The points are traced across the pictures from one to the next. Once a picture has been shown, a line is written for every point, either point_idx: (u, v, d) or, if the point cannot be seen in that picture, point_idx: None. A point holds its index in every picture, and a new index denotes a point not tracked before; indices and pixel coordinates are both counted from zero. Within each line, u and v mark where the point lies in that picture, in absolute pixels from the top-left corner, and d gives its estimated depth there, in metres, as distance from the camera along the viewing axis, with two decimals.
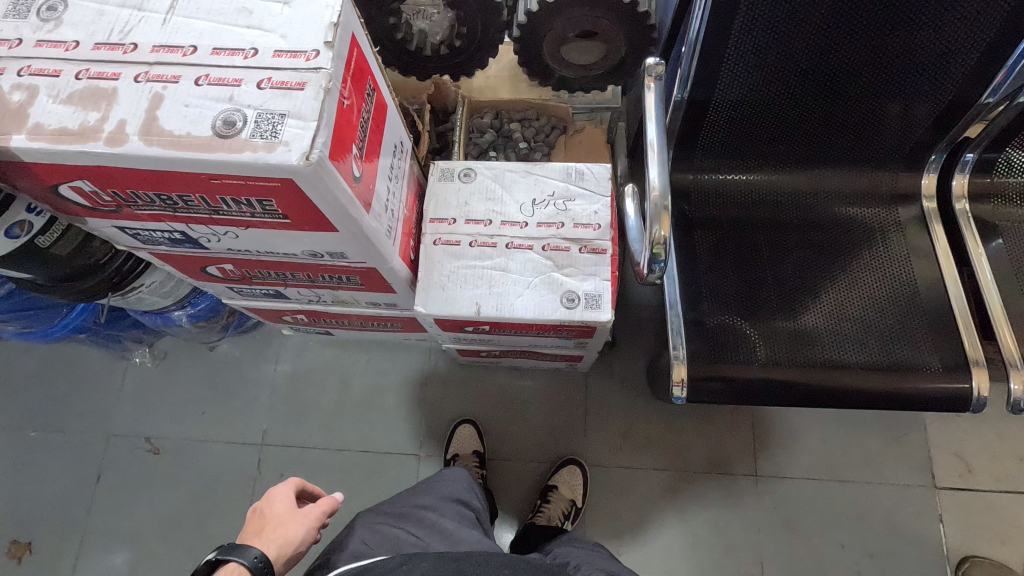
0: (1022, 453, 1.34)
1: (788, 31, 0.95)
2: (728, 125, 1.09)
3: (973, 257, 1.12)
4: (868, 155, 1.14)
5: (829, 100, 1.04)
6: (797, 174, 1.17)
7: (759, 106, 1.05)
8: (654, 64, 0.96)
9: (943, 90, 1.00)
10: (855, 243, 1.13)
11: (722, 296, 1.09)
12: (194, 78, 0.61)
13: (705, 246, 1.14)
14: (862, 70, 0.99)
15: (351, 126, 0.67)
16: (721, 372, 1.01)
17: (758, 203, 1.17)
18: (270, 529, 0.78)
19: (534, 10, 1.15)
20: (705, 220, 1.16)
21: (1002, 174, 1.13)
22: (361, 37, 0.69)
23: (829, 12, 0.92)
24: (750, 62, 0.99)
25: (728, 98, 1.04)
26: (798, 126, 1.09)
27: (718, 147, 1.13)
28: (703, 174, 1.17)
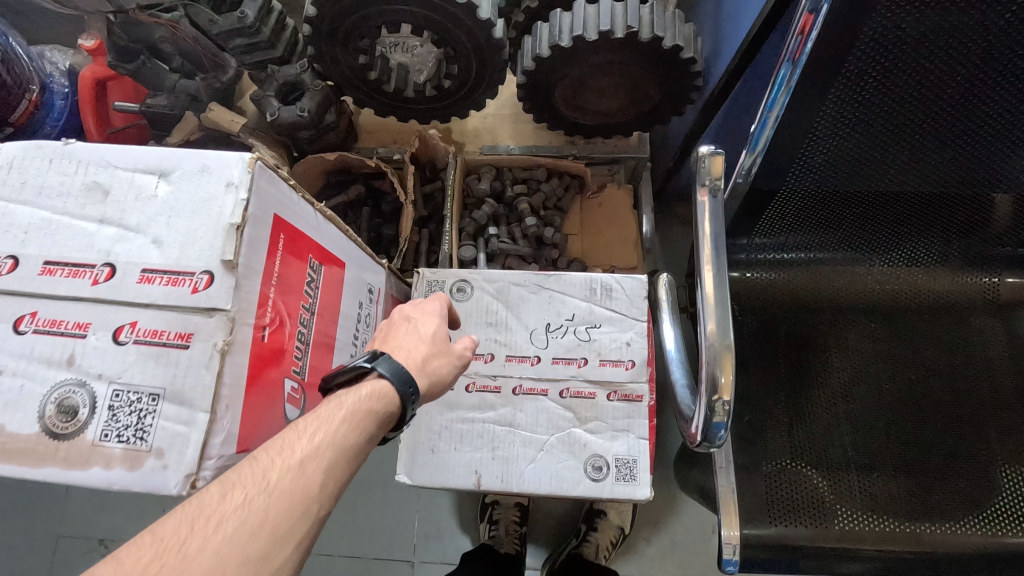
0: None
1: (918, 73, 0.65)
2: (804, 198, 0.81)
3: None
4: (978, 242, 0.85)
5: (954, 171, 0.75)
6: (879, 259, 0.89)
7: (850, 178, 0.77)
8: (711, 156, 0.70)
9: None
10: (959, 349, 0.85)
11: (782, 419, 0.82)
12: (12, 317, 0.38)
13: (758, 351, 0.87)
14: (998, 140, 0.70)
15: (278, 351, 0.44)
16: (780, 535, 0.73)
17: (826, 293, 0.90)
18: (428, 350, 0.56)
19: (545, 57, 0.89)
20: (756, 313, 0.90)
21: None
22: (289, 201, 0.44)
23: (992, 49, 0.62)
24: (855, 121, 0.70)
25: (813, 167, 0.75)
26: (887, 203, 0.81)
27: (783, 221, 0.85)
28: (757, 253, 0.90)
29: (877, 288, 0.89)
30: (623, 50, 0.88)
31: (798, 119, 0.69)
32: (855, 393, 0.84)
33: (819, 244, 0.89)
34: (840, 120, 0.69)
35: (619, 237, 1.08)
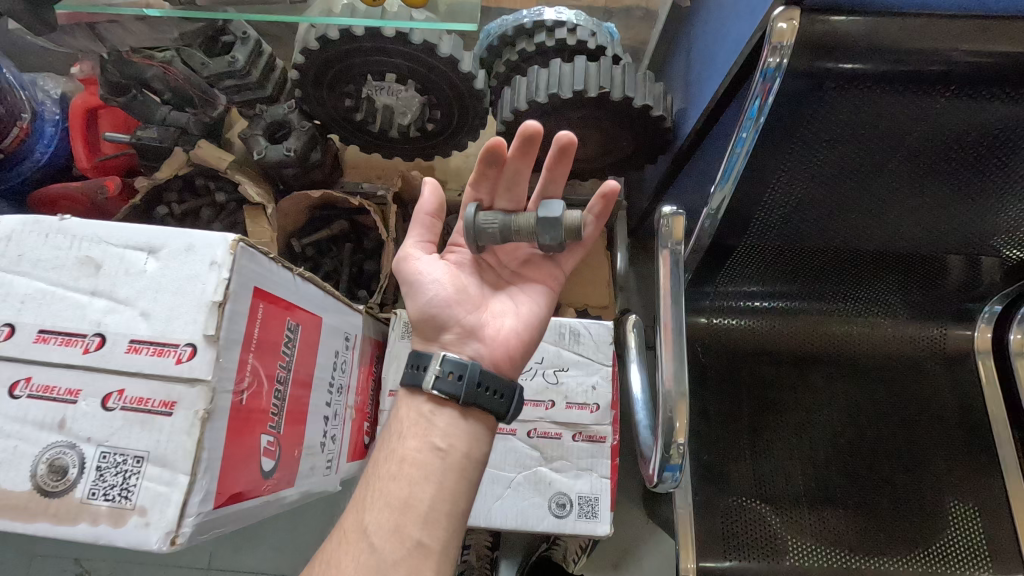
0: None
1: (865, 141, 0.72)
2: (842, 210, 0.82)
3: None
4: (914, 288, 0.96)
5: (890, 228, 0.84)
6: (820, 313, 1.00)
7: (900, 185, 0.78)
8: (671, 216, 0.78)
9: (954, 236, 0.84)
10: (891, 381, 0.99)
11: (755, 483, 0.93)
12: (9, 383, 0.41)
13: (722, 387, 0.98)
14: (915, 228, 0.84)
15: (251, 424, 0.46)
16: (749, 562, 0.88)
17: (768, 344, 1.00)
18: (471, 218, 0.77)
19: (521, 110, 0.93)
20: (743, 336, 1.00)
21: None
22: (268, 273, 0.48)
23: (924, 140, 0.72)
24: (814, 173, 0.77)
25: (833, 173, 0.77)
26: (826, 268, 0.94)
27: (795, 248, 0.89)
28: (717, 307, 1.00)
29: (910, 330, 0.99)
30: (596, 109, 0.93)
31: (764, 156, 0.75)
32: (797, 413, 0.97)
33: (773, 303, 1.00)
34: (879, 128, 0.71)
35: (593, 278, 1.12)
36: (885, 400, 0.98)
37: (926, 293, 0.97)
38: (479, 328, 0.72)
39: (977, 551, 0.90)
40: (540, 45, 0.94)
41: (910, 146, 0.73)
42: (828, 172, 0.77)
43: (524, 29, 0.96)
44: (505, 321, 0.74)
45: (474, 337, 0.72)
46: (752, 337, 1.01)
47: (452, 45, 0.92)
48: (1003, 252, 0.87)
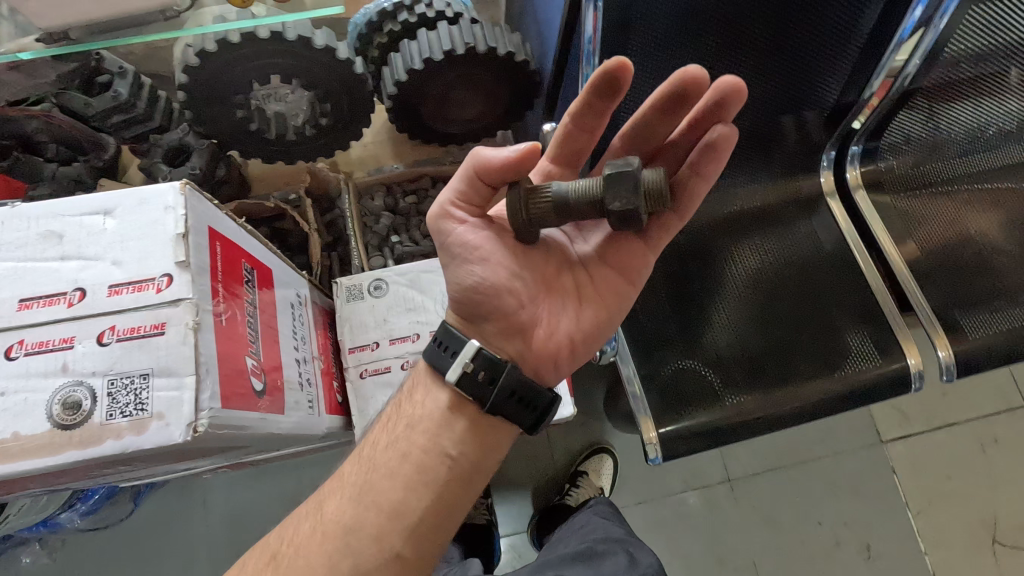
0: (942, 388, 1.48)
1: (687, 34, 0.89)
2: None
3: (881, 241, 1.19)
4: (765, 153, 1.15)
5: None
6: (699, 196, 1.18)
7: (725, 65, 0.95)
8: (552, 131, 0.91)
9: (781, 97, 1.03)
10: (769, 238, 1.18)
11: (687, 351, 1.08)
12: (6, 348, 0.50)
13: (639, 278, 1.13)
14: (748, 98, 1.02)
15: (239, 340, 0.56)
16: (696, 415, 1.01)
17: None
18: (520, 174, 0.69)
19: (403, 81, 1.03)
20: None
21: (887, 156, 1.22)
22: (222, 220, 0.59)
23: (731, 20, 0.89)
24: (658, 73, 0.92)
25: (673, 68, 0.92)
26: None
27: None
28: None
29: (770, 196, 1.19)
30: (469, 66, 1.04)
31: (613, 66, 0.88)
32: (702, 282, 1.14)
33: None
34: (695, 20, 0.86)
35: None
36: (768, 254, 1.17)
37: (774, 158, 1.16)
38: (529, 334, 0.76)
39: (870, 354, 1.07)
40: (404, 23, 1.05)
41: (721, 28, 0.89)
42: (671, 67, 0.92)
43: (387, 13, 1.06)
44: (560, 327, 0.78)
45: (516, 335, 0.75)
46: None
47: (325, 37, 1.00)
48: (820, 101, 1.06)
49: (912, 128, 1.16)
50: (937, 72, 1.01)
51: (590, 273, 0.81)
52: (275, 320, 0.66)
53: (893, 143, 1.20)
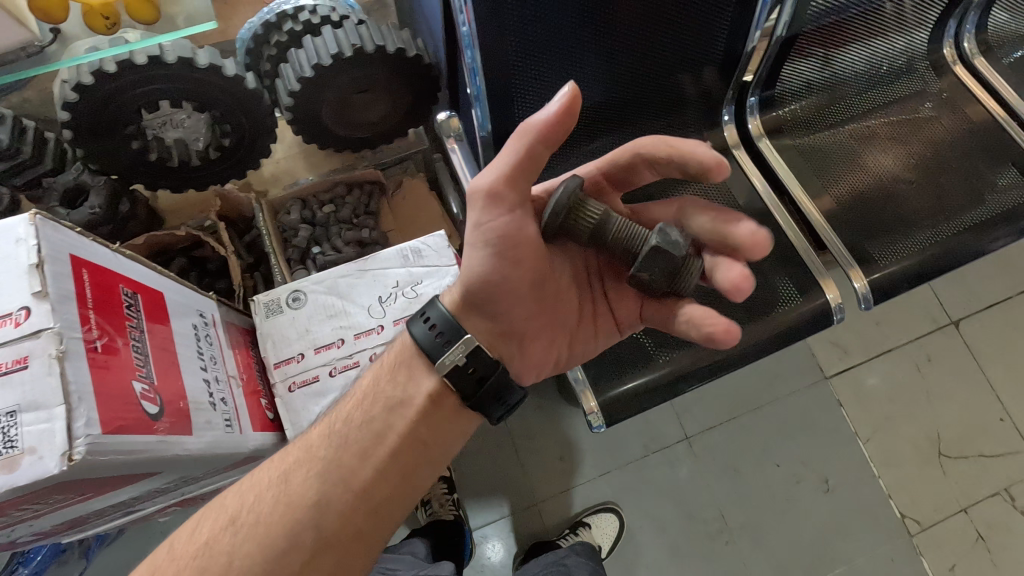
0: (875, 318, 1.55)
1: (568, 13, 0.89)
2: (585, 70, 1.00)
3: (788, 182, 1.23)
4: (669, 115, 1.18)
5: (621, 71, 1.03)
6: None
7: (613, 35, 0.96)
8: (447, 120, 0.92)
9: (671, 58, 1.06)
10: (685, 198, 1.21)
11: None
12: None
13: None
14: (641, 64, 1.04)
15: (115, 363, 0.59)
16: (634, 377, 1.04)
17: None
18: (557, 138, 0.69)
19: (297, 91, 1.02)
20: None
21: (784, 102, 1.27)
22: (90, 250, 0.62)
23: None
24: (546, 54, 0.93)
25: (563, 45, 0.93)
26: (597, 126, 1.13)
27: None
28: None
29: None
30: (362, 67, 1.04)
31: (498, 53, 0.89)
32: None
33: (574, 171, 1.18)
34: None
35: (432, 219, 1.23)
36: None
37: (678, 119, 1.20)
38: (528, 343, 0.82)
39: (790, 294, 1.11)
40: (290, 32, 1.04)
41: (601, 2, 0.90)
42: (562, 44, 0.93)
43: (271, 24, 1.05)
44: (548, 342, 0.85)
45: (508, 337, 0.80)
46: None
47: (209, 56, 0.99)
48: (710, 58, 1.09)
49: (805, 73, 1.23)
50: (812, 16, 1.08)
51: (592, 302, 0.89)
52: (172, 344, 0.68)
53: (790, 91, 1.26)
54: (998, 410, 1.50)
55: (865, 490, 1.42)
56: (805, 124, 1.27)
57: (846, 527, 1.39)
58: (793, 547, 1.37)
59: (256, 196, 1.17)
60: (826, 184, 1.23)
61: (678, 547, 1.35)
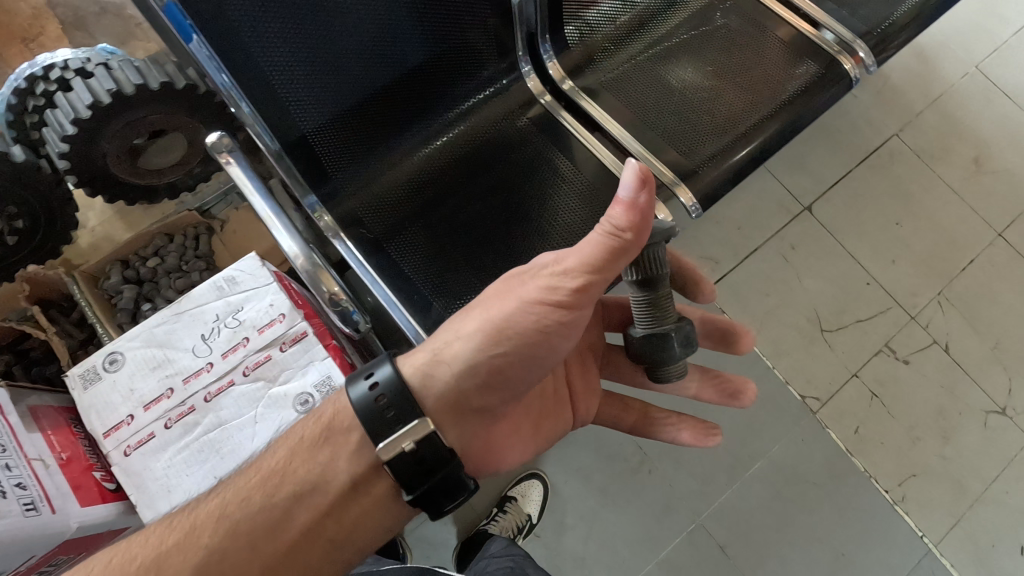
0: (736, 223, 1.62)
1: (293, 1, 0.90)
2: (351, 57, 1.01)
3: (599, 118, 1.26)
4: (465, 84, 1.20)
5: (390, 50, 1.04)
6: (428, 145, 1.21)
7: (359, 18, 0.98)
8: (219, 140, 0.86)
9: (437, 27, 1.06)
10: (505, 159, 1.24)
11: (467, 289, 1.13)
12: None
13: (401, 242, 1.16)
14: (409, 40, 1.04)
15: None
16: None
17: (412, 193, 1.19)
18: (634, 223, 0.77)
19: (67, 151, 0.98)
20: (382, 198, 1.17)
21: (578, 42, 1.30)
22: None
23: None
24: (292, 46, 0.94)
25: (311, 36, 0.95)
26: (395, 112, 1.13)
27: (355, 108, 1.06)
28: (352, 193, 1.14)
29: (491, 121, 1.26)
30: (129, 110, 1.00)
31: (237, 54, 0.90)
32: (460, 221, 1.19)
33: (390, 161, 1.17)
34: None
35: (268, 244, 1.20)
36: (508, 175, 1.23)
37: (477, 85, 1.22)
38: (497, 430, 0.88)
39: None
40: (44, 92, 1.00)
41: None
42: (307, 35, 0.95)
43: (23, 90, 1.01)
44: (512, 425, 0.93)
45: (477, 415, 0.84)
46: (398, 195, 1.18)
47: None
48: (477, 19, 1.11)
49: (593, 16, 1.28)
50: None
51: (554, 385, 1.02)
52: None
53: (580, 36, 1.29)
54: (863, 275, 1.61)
55: (764, 384, 1.49)
56: (603, 58, 1.31)
57: (755, 423, 1.46)
58: (712, 457, 1.42)
59: (70, 271, 1.11)
60: (635, 111, 1.27)
61: (605, 490, 1.38)
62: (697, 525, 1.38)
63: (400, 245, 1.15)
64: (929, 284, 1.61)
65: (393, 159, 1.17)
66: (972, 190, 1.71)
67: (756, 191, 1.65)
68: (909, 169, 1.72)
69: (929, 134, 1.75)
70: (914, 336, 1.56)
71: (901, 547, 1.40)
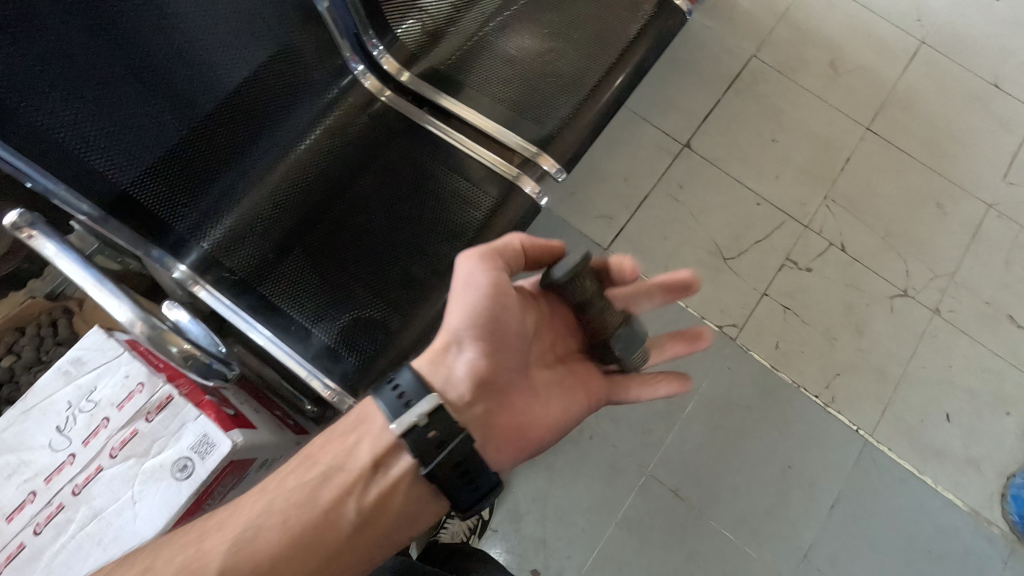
0: (622, 177, 1.63)
1: (67, 57, 0.85)
2: (151, 96, 0.96)
3: (445, 104, 1.23)
4: (296, 103, 1.16)
5: (195, 85, 1.00)
6: (275, 173, 1.16)
7: (148, 59, 0.94)
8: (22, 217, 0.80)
9: (240, 51, 1.03)
10: (360, 167, 1.20)
11: (348, 303, 1.09)
12: None
13: (269, 278, 1.10)
14: (212, 71, 1.02)
15: None
16: (380, 356, 1.06)
17: (269, 224, 1.14)
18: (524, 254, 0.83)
19: None
20: (230, 241, 1.11)
21: (409, 39, 1.29)
22: None
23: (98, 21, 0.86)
24: (81, 104, 0.88)
25: (97, 84, 0.89)
26: (226, 146, 1.07)
27: (172, 149, 1.00)
28: (204, 240, 1.09)
29: (335, 134, 1.22)
30: None
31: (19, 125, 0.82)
32: (327, 240, 1.15)
33: (236, 198, 1.12)
34: (68, 30, 0.84)
35: None
36: (366, 183, 1.19)
37: (309, 100, 1.18)
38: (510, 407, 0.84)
39: (489, 208, 1.17)
40: None
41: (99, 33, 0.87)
42: (92, 86, 0.89)
43: None
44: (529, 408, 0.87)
45: (483, 397, 0.82)
46: (255, 230, 1.13)
47: None
48: (284, 34, 1.08)
49: (429, 3, 1.27)
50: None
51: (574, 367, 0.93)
52: None
53: (407, 35, 1.28)
54: (752, 198, 1.64)
55: (682, 324, 1.51)
56: (437, 45, 1.30)
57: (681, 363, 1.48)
58: (648, 407, 1.43)
59: None
60: (479, 88, 1.24)
61: (552, 467, 1.38)
62: (647, 477, 1.39)
63: (269, 280, 1.10)
64: (815, 190, 1.66)
65: (239, 195, 1.12)
66: (835, 92, 1.77)
67: (635, 141, 1.67)
68: (774, 86, 1.76)
69: (786, 49, 1.80)
70: (812, 244, 1.61)
71: (842, 444, 1.45)
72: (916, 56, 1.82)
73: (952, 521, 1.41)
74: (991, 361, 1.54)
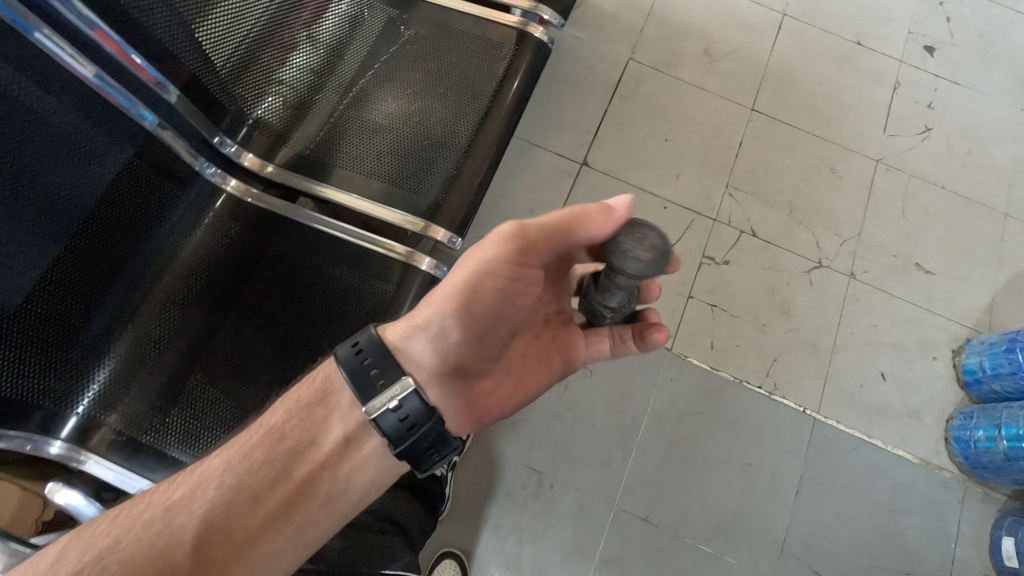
0: (526, 211, 1.60)
1: None
2: None
3: (321, 192, 1.15)
4: (150, 229, 1.06)
5: (26, 247, 0.89)
6: (144, 308, 1.06)
7: None
8: None
9: (68, 194, 0.93)
10: (239, 278, 1.11)
11: None
12: None
13: (162, 428, 0.99)
14: (41, 225, 0.90)
15: None
16: None
17: (150, 365, 1.03)
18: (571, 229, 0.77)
19: None
20: (115, 389, 1.00)
21: (263, 121, 1.19)
22: None
23: None
24: None
25: None
26: (80, 299, 0.97)
27: (17, 325, 0.87)
28: (78, 407, 0.96)
29: (204, 250, 1.12)
30: None
31: None
32: (220, 367, 1.05)
33: (106, 349, 1.01)
34: None
35: None
36: (250, 292, 1.10)
37: (166, 221, 1.08)
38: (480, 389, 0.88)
39: (387, 294, 1.10)
40: None
41: None
42: None
43: None
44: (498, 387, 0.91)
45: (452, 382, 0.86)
46: (135, 377, 1.02)
47: None
48: (114, 161, 0.98)
49: (285, 73, 1.20)
50: (201, 46, 1.04)
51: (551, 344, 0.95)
52: None
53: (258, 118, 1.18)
54: (658, 202, 1.64)
55: None
56: (295, 124, 1.22)
57: (625, 387, 1.45)
58: (600, 441, 1.41)
59: None
60: (352, 166, 1.17)
61: (519, 527, 1.34)
62: (615, 512, 1.37)
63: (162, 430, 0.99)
64: (716, 182, 1.68)
65: (108, 344, 1.02)
66: (714, 80, 1.79)
67: (531, 171, 1.64)
68: (655, 85, 1.76)
69: (658, 46, 1.80)
70: (724, 235, 1.63)
71: (793, 429, 1.47)
72: (781, 29, 1.86)
73: (907, 476, 1.46)
74: (909, 312, 1.60)
